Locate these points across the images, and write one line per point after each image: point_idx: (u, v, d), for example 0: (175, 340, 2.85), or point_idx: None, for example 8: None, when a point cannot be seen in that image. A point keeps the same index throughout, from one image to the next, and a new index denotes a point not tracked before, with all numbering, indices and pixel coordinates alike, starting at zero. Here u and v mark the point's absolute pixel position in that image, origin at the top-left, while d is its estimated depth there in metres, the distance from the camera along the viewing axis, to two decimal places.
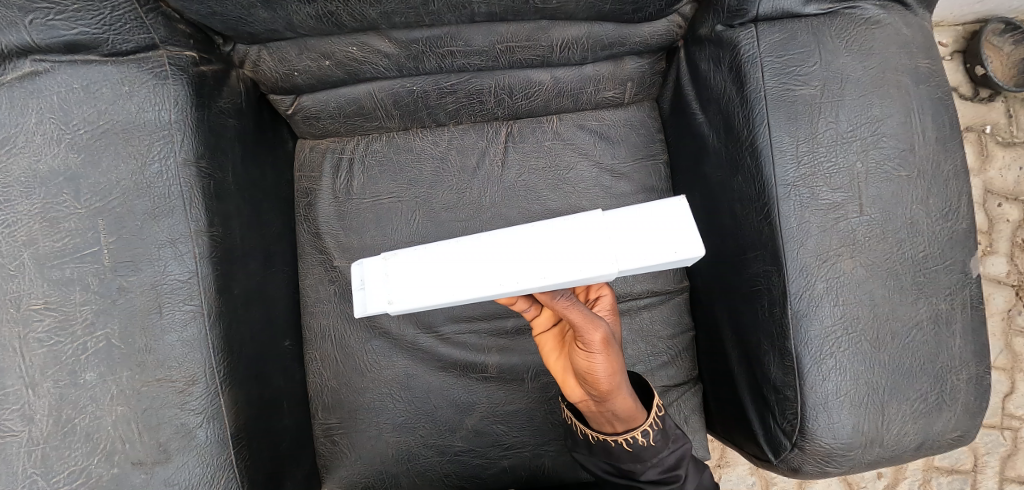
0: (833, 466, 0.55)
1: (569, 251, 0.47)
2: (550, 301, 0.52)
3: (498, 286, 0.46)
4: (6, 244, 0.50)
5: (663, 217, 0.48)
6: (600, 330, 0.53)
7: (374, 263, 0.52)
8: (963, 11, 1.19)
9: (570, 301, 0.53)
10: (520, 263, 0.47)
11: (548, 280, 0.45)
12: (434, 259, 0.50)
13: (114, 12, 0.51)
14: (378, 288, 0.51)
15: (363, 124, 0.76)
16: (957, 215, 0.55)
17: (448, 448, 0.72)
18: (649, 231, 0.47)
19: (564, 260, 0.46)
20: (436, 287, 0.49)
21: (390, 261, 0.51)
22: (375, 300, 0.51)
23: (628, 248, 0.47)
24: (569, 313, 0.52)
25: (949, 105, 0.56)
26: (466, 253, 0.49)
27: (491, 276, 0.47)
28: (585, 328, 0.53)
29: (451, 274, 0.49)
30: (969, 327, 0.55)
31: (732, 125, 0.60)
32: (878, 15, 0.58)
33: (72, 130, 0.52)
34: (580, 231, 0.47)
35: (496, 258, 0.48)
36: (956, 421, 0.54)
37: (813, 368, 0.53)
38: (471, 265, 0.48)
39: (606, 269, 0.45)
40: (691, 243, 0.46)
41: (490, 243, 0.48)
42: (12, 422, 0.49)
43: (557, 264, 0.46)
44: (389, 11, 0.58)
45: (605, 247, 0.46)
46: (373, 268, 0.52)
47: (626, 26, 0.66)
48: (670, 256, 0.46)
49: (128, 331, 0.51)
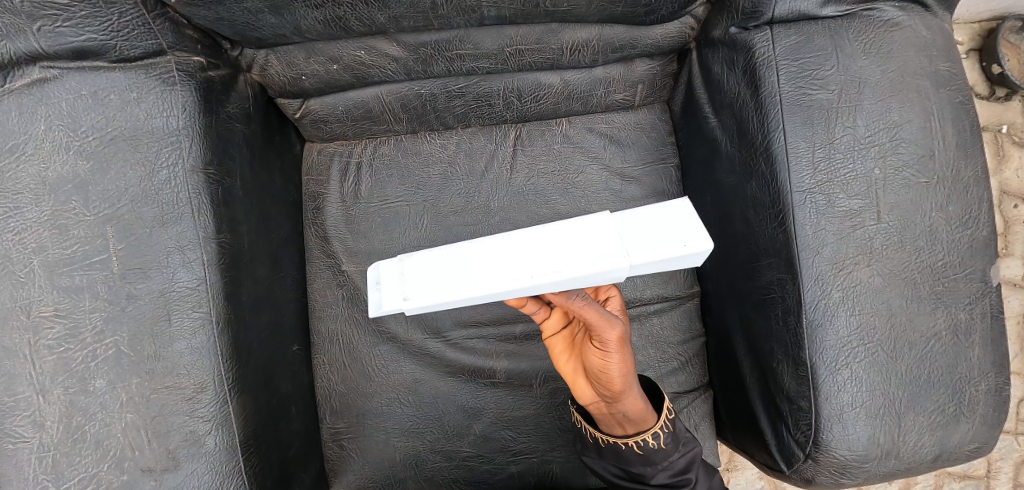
0: (847, 478, 0.54)
1: (580, 247, 0.46)
2: (565, 302, 0.51)
3: (512, 281, 0.45)
4: (16, 251, 0.50)
5: (668, 218, 0.48)
6: (616, 329, 0.53)
7: (390, 265, 0.52)
8: (980, 8, 1.17)
9: (586, 301, 0.52)
10: (532, 259, 0.46)
11: (561, 274, 0.44)
12: (448, 259, 0.49)
13: (122, 18, 0.50)
14: (393, 288, 0.50)
15: (371, 127, 0.75)
16: (977, 223, 0.54)
17: (456, 453, 0.72)
18: (659, 228, 0.47)
19: (577, 254, 0.46)
20: (450, 284, 0.47)
21: (407, 262, 0.51)
22: (389, 299, 0.49)
23: (638, 243, 0.46)
24: (586, 312, 0.52)
25: (971, 109, 0.55)
26: (477, 252, 0.49)
27: (503, 270, 0.46)
28: (600, 327, 0.52)
29: (464, 272, 0.48)
30: (988, 337, 0.54)
31: (746, 130, 0.59)
32: (897, 17, 0.56)
33: (82, 137, 0.52)
34: (587, 229, 0.47)
35: (510, 254, 0.47)
36: (975, 433, 0.53)
37: (828, 379, 0.52)
38: (484, 262, 0.48)
39: (619, 261, 0.44)
40: (699, 236, 0.46)
41: (503, 242, 0.48)
42: (24, 428, 0.49)
43: (569, 258, 0.45)
44: (397, 16, 0.57)
45: (615, 242, 0.46)
46: (389, 269, 0.52)
47: (637, 28, 0.65)
48: (681, 248, 0.46)
49: (137, 338, 0.51)
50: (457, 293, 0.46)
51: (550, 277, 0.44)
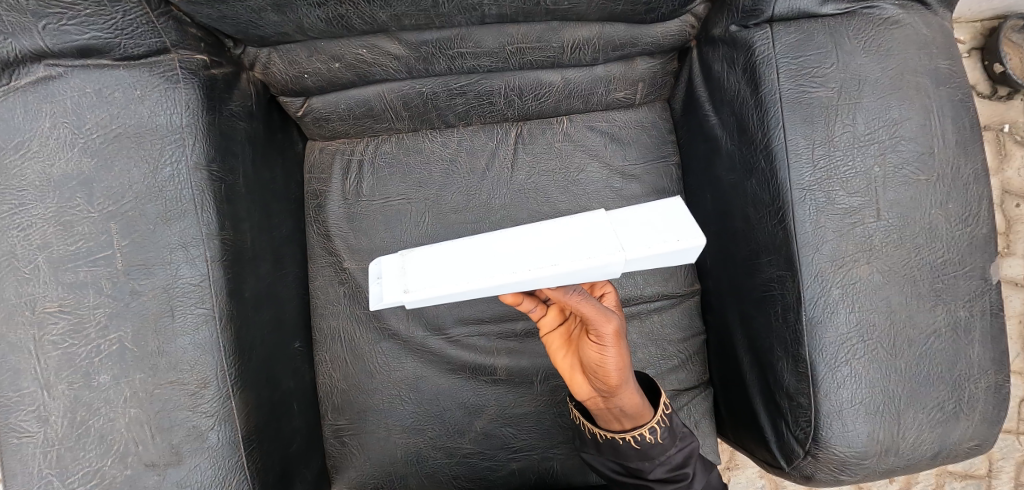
0: (846, 475, 0.54)
1: (577, 242, 0.46)
2: (561, 297, 0.51)
3: (510, 274, 0.45)
4: (22, 248, 0.51)
5: (663, 216, 0.49)
6: (613, 323, 0.53)
7: (391, 259, 0.52)
8: (981, 7, 1.17)
9: (582, 295, 0.52)
10: (529, 253, 0.46)
11: (558, 267, 0.45)
12: (448, 254, 0.50)
13: (126, 17, 0.51)
14: (394, 281, 0.50)
15: (372, 126, 0.76)
16: (977, 220, 0.54)
17: (457, 450, 0.72)
18: (655, 224, 0.48)
19: (574, 248, 0.46)
20: (450, 277, 0.47)
21: (408, 257, 0.51)
22: (390, 292, 0.49)
23: (634, 238, 0.47)
24: (582, 306, 0.52)
25: (971, 107, 0.55)
26: (475, 246, 0.49)
27: (500, 264, 0.47)
28: (597, 321, 0.52)
29: (464, 266, 0.48)
30: (988, 334, 0.54)
31: (747, 128, 0.59)
32: (897, 15, 0.56)
33: (86, 135, 0.52)
34: (584, 224, 0.48)
35: (509, 249, 0.48)
36: (974, 430, 0.53)
37: (828, 375, 0.52)
38: (483, 256, 0.48)
39: (616, 255, 0.44)
40: (695, 231, 0.46)
41: (501, 237, 0.49)
42: (29, 423, 0.50)
43: (566, 252, 0.46)
44: (399, 14, 0.58)
45: (612, 237, 0.46)
46: (390, 264, 0.51)
47: (638, 26, 0.65)
48: (677, 243, 0.46)
49: (140, 335, 0.51)
50: (453, 286, 0.46)
51: (546, 270, 0.45)
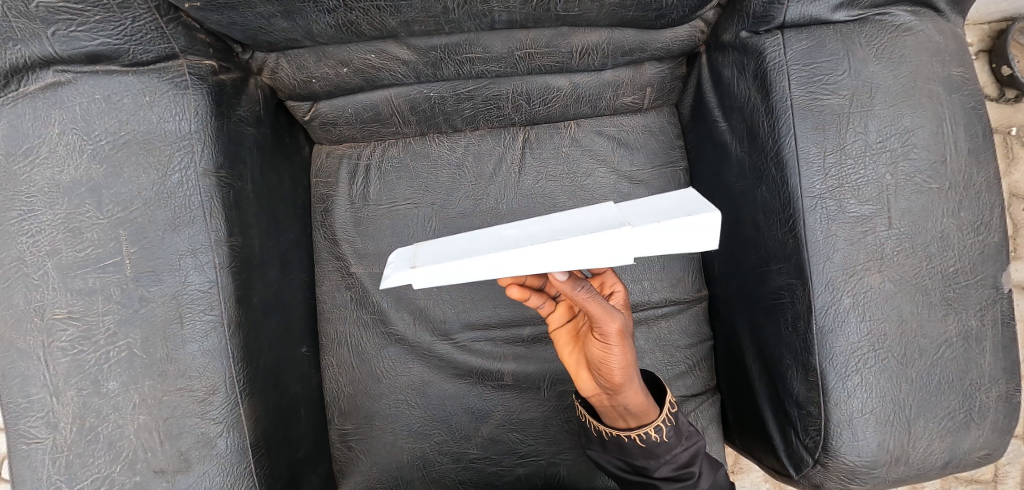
0: (856, 484, 0.54)
1: (582, 224, 0.48)
2: (569, 292, 0.51)
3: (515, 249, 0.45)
4: (31, 254, 0.51)
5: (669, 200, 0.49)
6: (617, 321, 0.53)
7: (405, 251, 0.55)
8: (990, 9, 1.17)
9: (591, 293, 0.52)
10: (536, 235, 0.47)
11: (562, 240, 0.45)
12: (460, 246, 0.51)
13: (136, 23, 0.51)
14: (403, 263, 0.51)
15: (379, 130, 0.75)
16: (989, 229, 0.54)
17: (464, 455, 0.72)
18: (664, 209, 0.48)
19: (578, 228, 0.47)
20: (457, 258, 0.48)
21: (422, 248, 0.54)
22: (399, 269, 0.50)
23: (640, 219, 0.47)
24: (588, 303, 0.52)
25: (984, 114, 0.55)
26: (482, 238, 0.51)
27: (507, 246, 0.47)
28: (601, 319, 0.52)
29: (472, 249, 0.49)
30: (999, 343, 0.53)
31: (757, 134, 0.59)
32: (910, 22, 0.56)
33: (95, 141, 0.52)
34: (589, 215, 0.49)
35: (517, 235, 0.49)
36: (984, 439, 0.53)
37: (838, 384, 0.52)
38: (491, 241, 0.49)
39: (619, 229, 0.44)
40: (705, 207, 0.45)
41: (511, 229, 0.51)
42: (39, 429, 0.50)
43: (570, 232, 0.47)
44: (408, 20, 0.57)
45: (617, 218, 0.47)
46: (403, 253, 0.54)
47: (647, 32, 0.65)
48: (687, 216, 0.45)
49: (149, 341, 0.51)
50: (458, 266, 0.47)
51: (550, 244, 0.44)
